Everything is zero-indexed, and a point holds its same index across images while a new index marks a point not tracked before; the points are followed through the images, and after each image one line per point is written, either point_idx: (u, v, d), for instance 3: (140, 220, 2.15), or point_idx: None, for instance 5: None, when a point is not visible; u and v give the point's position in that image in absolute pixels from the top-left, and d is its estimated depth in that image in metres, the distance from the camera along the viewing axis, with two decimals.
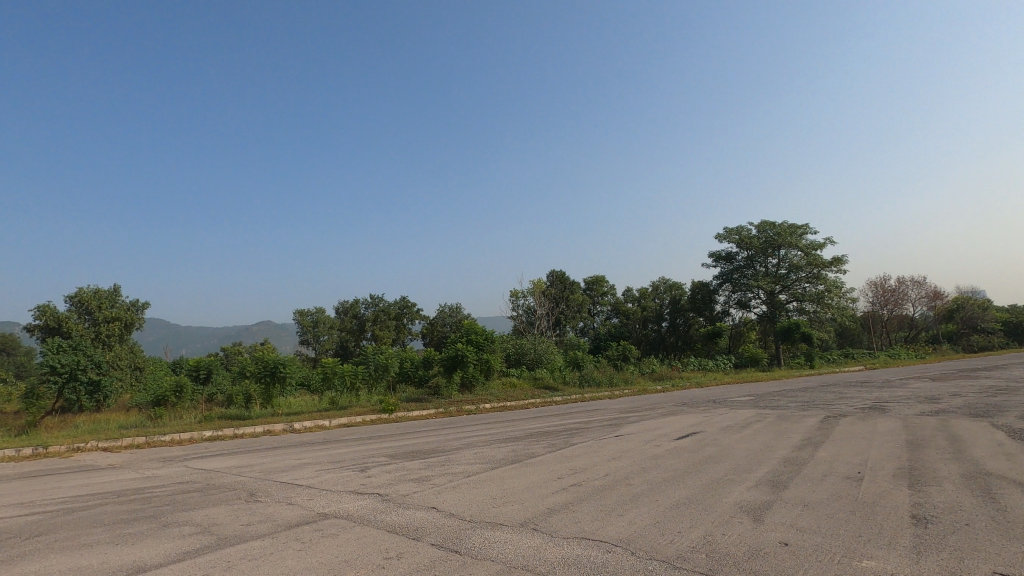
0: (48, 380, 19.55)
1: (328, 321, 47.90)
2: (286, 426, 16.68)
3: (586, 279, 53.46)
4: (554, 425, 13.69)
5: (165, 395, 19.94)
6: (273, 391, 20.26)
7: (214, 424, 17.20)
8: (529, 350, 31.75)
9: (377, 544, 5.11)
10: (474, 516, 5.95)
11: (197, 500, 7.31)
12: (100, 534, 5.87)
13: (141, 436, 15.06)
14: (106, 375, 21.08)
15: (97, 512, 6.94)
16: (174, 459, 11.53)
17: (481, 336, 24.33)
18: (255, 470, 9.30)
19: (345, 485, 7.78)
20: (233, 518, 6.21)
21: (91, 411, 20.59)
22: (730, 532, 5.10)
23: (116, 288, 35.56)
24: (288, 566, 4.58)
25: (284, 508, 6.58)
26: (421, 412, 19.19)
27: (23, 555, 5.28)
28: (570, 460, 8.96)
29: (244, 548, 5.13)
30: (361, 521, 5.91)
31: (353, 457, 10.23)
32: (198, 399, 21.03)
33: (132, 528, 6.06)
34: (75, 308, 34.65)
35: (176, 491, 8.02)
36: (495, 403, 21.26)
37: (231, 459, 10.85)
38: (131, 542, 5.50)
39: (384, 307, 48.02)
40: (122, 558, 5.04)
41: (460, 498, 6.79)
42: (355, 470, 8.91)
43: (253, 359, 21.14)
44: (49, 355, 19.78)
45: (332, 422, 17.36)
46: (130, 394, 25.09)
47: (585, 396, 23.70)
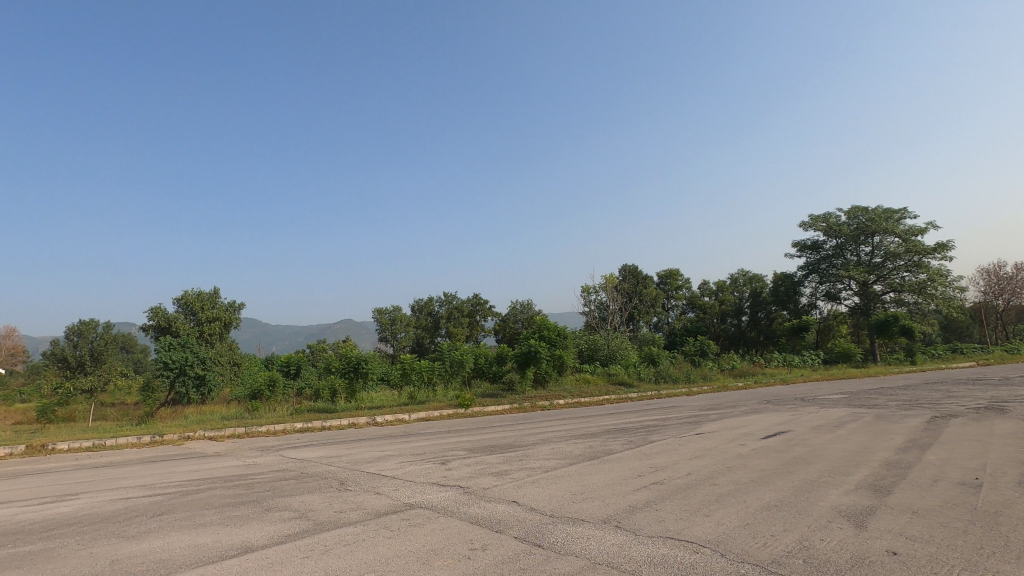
0: (162, 374, 21.59)
1: (404, 318, 49.58)
2: (369, 419, 17.44)
3: (659, 273, 52.11)
4: (631, 422, 13.44)
5: (261, 388, 21.41)
6: (356, 386, 21.25)
7: (304, 416, 18.31)
8: (602, 346, 31.45)
9: (462, 534, 5.24)
10: (555, 511, 5.96)
11: (293, 487, 7.82)
12: (211, 515, 6.42)
13: (241, 427, 16.28)
14: (210, 370, 22.93)
15: (209, 495, 7.60)
16: (269, 449, 12.38)
17: (554, 332, 24.36)
18: (344, 461, 9.80)
19: (428, 477, 8.04)
20: (327, 505, 6.59)
21: (198, 402, 22.51)
22: (829, 537, 4.80)
23: (216, 290, 38.58)
24: (380, 552, 4.79)
25: (373, 497, 6.90)
26: (496, 408, 19.45)
27: (150, 531, 5.88)
28: (650, 457, 8.77)
29: (338, 533, 5.42)
30: (446, 512, 6.08)
31: (433, 450, 10.54)
32: (289, 392, 22.44)
33: (239, 511, 6.57)
34: (182, 310, 38.03)
35: (275, 478, 8.63)
36: (570, 400, 21.14)
37: (321, 450, 11.52)
38: (239, 524, 5.97)
39: (458, 305, 49.08)
40: (232, 538, 5.48)
41: (539, 493, 6.84)
42: (437, 462, 9.18)
43: (338, 355, 22.29)
44: (162, 352, 21.78)
45: (411, 416, 18.02)
46: (230, 387, 27.18)
47: (661, 393, 23.12)
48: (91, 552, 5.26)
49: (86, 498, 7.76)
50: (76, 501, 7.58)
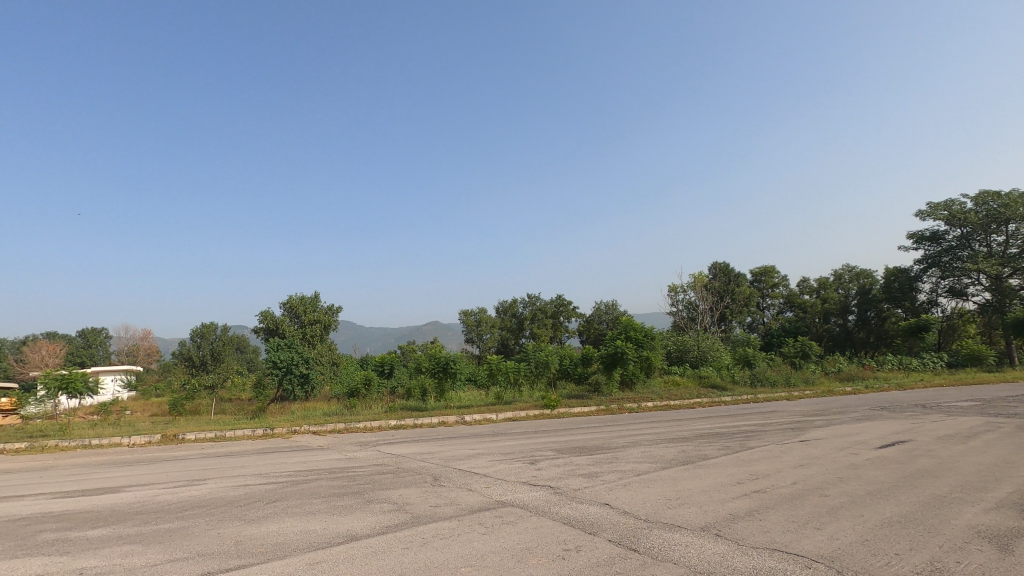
0: (272, 373, 23.50)
1: (489, 320, 50.54)
2: (458, 418, 17.93)
3: (753, 271, 49.45)
4: (726, 427, 12.80)
5: (357, 386, 22.67)
6: (445, 386, 21.86)
7: (397, 414, 19.19)
8: (692, 347, 30.26)
9: (555, 534, 5.23)
10: (649, 516, 5.79)
11: (391, 481, 8.18)
12: (319, 504, 6.87)
13: (341, 423, 17.32)
14: (312, 369, 24.64)
15: (315, 485, 8.14)
16: (367, 444, 13.06)
17: (641, 333, 23.70)
18: (437, 458, 10.13)
19: (519, 476, 8.11)
20: (423, 499, 6.85)
21: (302, 399, 24.26)
22: (965, 560, 4.30)
23: (317, 294, 41.33)
24: (475, 547, 4.90)
25: (466, 494, 7.08)
26: (583, 409, 19.25)
27: (267, 516, 6.39)
28: (749, 464, 8.30)
29: (435, 526, 5.60)
30: (537, 511, 6.09)
31: (522, 450, 10.62)
32: (383, 391, 23.57)
33: (343, 501, 6.98)
34: (287, 313, 41.15)
35: (374, 471, 9.09)
36: (659, 403, 20.48)
37: (415, 446, 12.00)
38: (344, 513, 6.35)
39: (542, 306, 49.18)
40: (339, 526, 5.82)
41: (632, 496, 6.68)
42: (526, 462, 9.24)
43: (428, 356, 23.07)
44: (272, 352, 23.71)
45: (498, 416, 18.30)
46: (330, 385, 29.00)
47: (758, 397, 21.81)
48: (220, 532, 5.80)
49: (213, 483, 8.59)
50: (205, 486, 8.40)
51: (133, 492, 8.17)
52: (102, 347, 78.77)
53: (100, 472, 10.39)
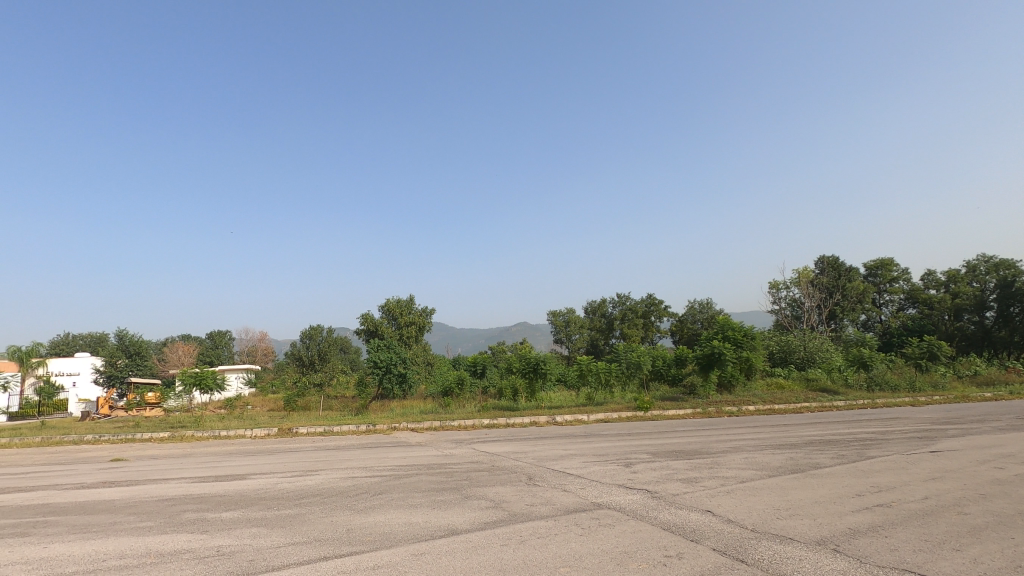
0: (373, 372, 24.88)
1: (578, 320, 50.54)
2: (549, 418, 18.02)
3: (867, 264, 45.26)
4: (841, 434, 11.77)
5: (451, 386, 23.45)
6: (536, 386, 21.99)
7: (490, 413, 19.68)
8: (798, 348, 28.21)
9: (655, 540, 5.09)
10: (757, 526, 5.47)
11: (487, 478, 8.36)
12: (420, 498, 7.16)
13: (436, 421, 17.99)
14: (410, 369, 25.77)
15: (416, 480, 8.50)
16: (462, 442, 13.45)
17: (740, 332, 22.33)
18: (530, 457, 10.23)
19: (614, 478, 7.96)
20: (519, 498, 6.93)
21: (400, 397, 25.41)
22: None
23: (412, 297, 43.20)
24: (573, 549, 4.87)
25: (561, 494, 7.07)
26: (677, 412, 18.59)
27: (373, 507, 6.76)
28: (870, 475, 7.58)
29: (532, 525, 5.65)
30: (635, 515, 5.95)
31: (616, 452, 10.43)
32: (476, 390, 24.14)
33: (443, 496, 7.23)
34: (386, 316, 43.35)
35: (471, 469, 9.34)
36: (762, 407, 19.25)
37: (509, 445, 12.18)
38: (444, 508, 6.58)
39: (632, 305, 48.03)
40: (440, 520, 6.03)
41: (738, 504, 6.33)
42: (621, 464, 9.06)
43: (518, 356, 23.22)
44: (373, 353, 25.12)
45: (590, 417, 18.09)
46: (426, 384, 30.06)
47: (876, 402, 19.89)
48: (333, 519, 6.22)
49: (324, 474, 9.24)
50: (317, 476, 9.07)
51: (257, 480, 8.98)
52: (228, 348, 87.74)
53: (229, 460, 11.57)
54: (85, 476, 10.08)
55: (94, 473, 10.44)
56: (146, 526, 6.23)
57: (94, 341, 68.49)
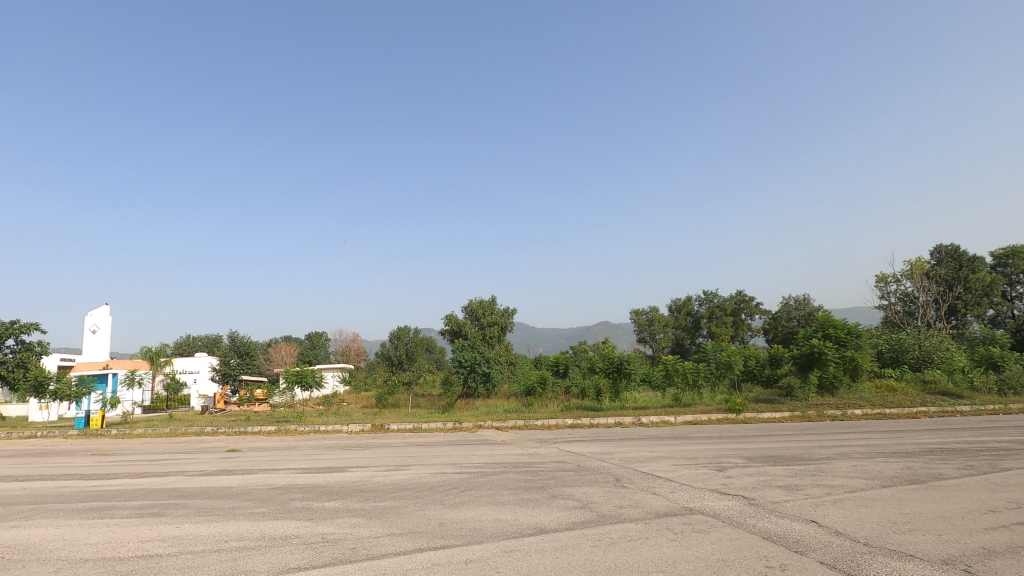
0: (458, 371, 25.51)
1: (662, 319, 49.15)
2: (634, 419, 17.60)
3: (995, 252, 40.32)
4: (967, 443, 10.56)
5: (534, 385, 23.53)
6: (619, 386, 21.53)
7: (574, 413, 19.55)
8: (911, 346, 25.66)
9: (755, 549, 4.83)
10: (870, 540, 5.04)
11: (573, 478, 8.31)
12: (508, 495, 7.26)
13: (520, 420, 18.16)
14: (493, 368, 26.15)
15: (503, 478, 8.62)
16: (546, 442, 13.46)
17: (843, 330, 20.63)
18: (617, 458, 10.06)
19: (706, 482, 7.65)
20: (607, 499, 6.82)
21: (484, 396, 25.85)
22: None
23: (494, 298, 43.86)
24: (666, 554, 4.73)
25: (650, 497, 6.88)
26: (773, 415, 17.53)
27: (463, 503, 6.93)
28: (1007, 490, 6.74)
29: (621, 527, 5.55)
30: (731, 522, 5.67)
31: (707, 456, 10.00)
32: (558, 390, 24.07)
33: (530, 494, 7.27)
34: (469, 316, 44.30)
35: (556, 468, 9.33)
36: (871, 411, 17.68)
37: (594, 446, 12.06)
38: (531, 506, 6.62)
39: (720, 303, 45.87)
40: (528, 518, 6.08)
41: (847, 515, 5.87)
42: (713, 469, 8.68)
43: (600, 355, 22.86)
44: (458, 353, 25.76)
45: (677, 419, 17.49)
46: (508, 383, 30.36)
47: (1011, 408, 17.62)
48: (426, 513, 6.45)
49: (415, 469, 9.60)
50: (410, 471, 9.45)
51: (354, 472, 9.51)
52: (324, 349, 93.60)
53: (329, 453, 12.34)
54: (207, 464, 11.17)
55: (214, 462, 11.52)
56: (260, 512, 6.78)
57: (210, 342, 75.54)
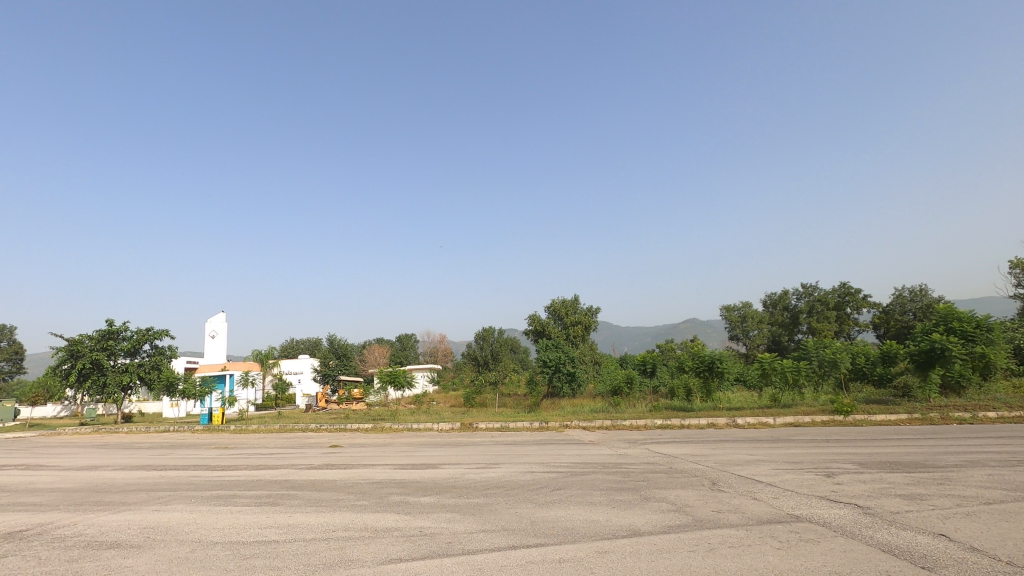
0: (543, 371, 25.56)
1: (756, 315, 46.51)
2: (728, 420, 16.75)
3: None
4: None
5: (620, 385, 23.09)
6: (711, 386, 20.62)
7: (663, 413, 18.98)
8: None
9: (873, 563, 4.44)
10: (1014, 559, 4.47)
11: (665, 481, 8.06)
12: (599, 496, 7.17)
13: (607, 420, 17.90)
14: (578, 368, 25.98)
15: (593, 478, 8.53)
16: (634, 442, 13.16)
17: (970, 324, 18.46)
18: (712, 461, 9.65)
19: (813, 489, 7.14)
20: (703, 503, 6.56)
21: (570, 396, 25.76)
22: None
23: (577, 297, 43.59)
24: (771, 563, 4.48)
25: (751, 502, 6.53)
26: (888, 418, 16.02)
27: (553, 503, 6.94)
28: None
29: (720, 532, 5.32)
30: (845, 532, 5.25)
31: (813, 460, 9.33)
32: (646, 390, 23.48)
33: (621, 495, 7.15)
34: (552, 316, 44.36)
35: (648, 470, 9.10)
36: (1009, 414, 15.66)
37: (686, 448, 11.66)
38: (622, 507, 6.51)
39: (821, 296, 42.69)
40: (620, 519, 5.98)
41: (984, 530, 5.24)
42: (821, 474, 8.08)
43: (689, 354, 21.97)
44: (542, 352, 25.82)
45: (776, 421, 16.45)
46: (593, 383, 30.05)
47: None
48: (518, 511, 6.53)
49: (505, 468, 9.74)
50: (500, 469, 9.61)
51: (447, 470, 9.80)
52: (414, 350, 97.41)
53: (423, 450, 12.83)
54: (314, 459, 12.02)
55: (320, 457, 12.35)
56: (363, 505, 7.17)
57: (311, 345, 81.12)
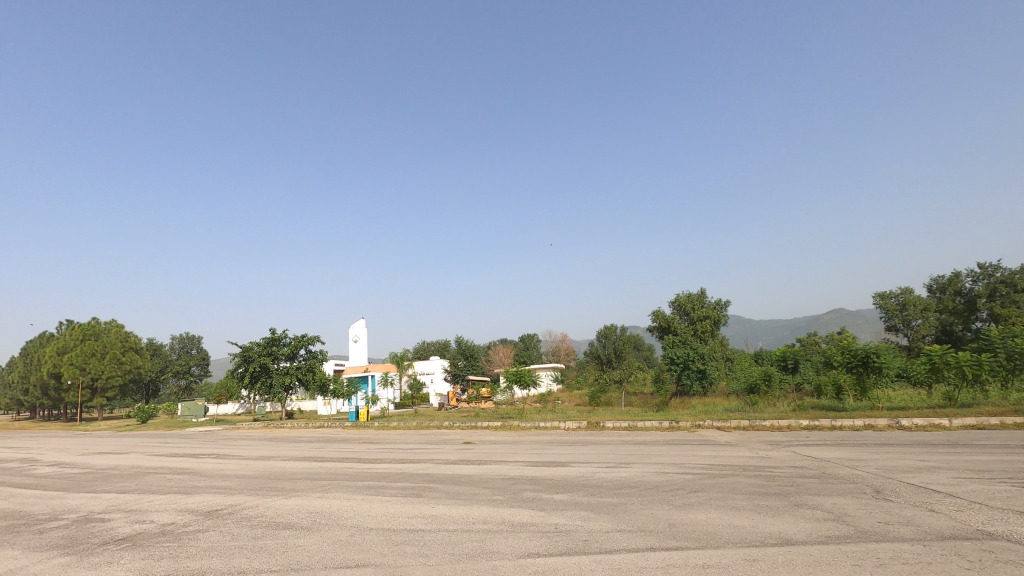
0: (670, 368, 24.56)
1: (919, 302, 40.97)
2: (891, 421, 14.84)
3: None
4: None
5: (757, 383, 21.50)
6: (867, 383, 18.44)
7: (810, 413, 17.33)
8: None
9: None
10: None
11: (818, 486, 7.36)
12: (742, 500, 6.75)
13: (744, 420, 16.76)
14: (708, 364, 24.62)
15: (733, 481, 8.04)
16: (778, 444, 12.17)
17: None
18: (873, 466, 8.63)
19: (1009, 503, 6.07)
20: (867, 513, 5.89)
21: (701, 394, 24.52)
22: None
23: (704, 290, 41.41)
24: None
25: (928, 514, 5.73)
26: None
27: (690, 505, 6.66)
28: None
29: (889, 546, 4.75)
30: None
31: (1005, 469, 7.96)
32: (787, 387, 21.66)
33: (767, 500, 6.66)
34: (678, 311, 42.52)
35: (795, 474, 8.39)
36: None
37: (841, 451, 10.55)
38: (770, 514, 6.04)
39: (1006, 277, 36.24)
40: (769, 526, 5.57)
41: None
42: (1017, 486, 6.86)
43: (838, 348, 19.80)
44: (669, 350, 24.81)
45: (953, 422, 14.25)
46: (726, 381, 28.39)
47: None
48: (653, 512, 6.34)
49: (637, 467, 9.55)
50: (631, 469, 9.42)
51: (578, 468, 9.82)
52: (537, 350, 98.68)
53: (553, 448, 12.99)
54: (450, 454, 12.68)
55: (456, 452, 13.01)
56: (499, 499, 7.42)
57: (441, 346, 85.62)
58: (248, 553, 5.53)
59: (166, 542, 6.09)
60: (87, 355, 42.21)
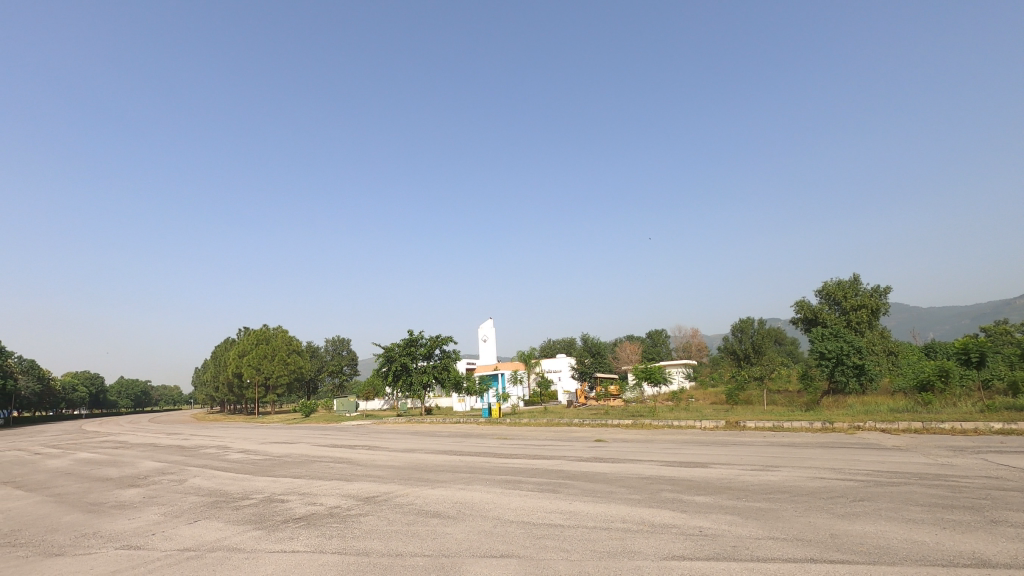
0: (820, 364, 22.32)
1: None
2: None
3: None
4: None
5: (930, 379, 18.75)
6: None
7: (1004, 414, 14.73)
8: None
9: None
10: None
11: (1021, 502, 6.23)
12: (919, 512, 5.94)
13: (916, 421, 14.69)
14: (867, 359, 21.96)
15: (907, 490, 7.09)
16: (963, 450, 10.48)
17: None
18: None
19: None
20: None
21: (859, 392, 21.97)
22: None
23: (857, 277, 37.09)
24: None
25: None
26: None
27: (856, 515, 6.00)
28: None
29: None
30: None
31: None
32: (970, 384, 18.62)
33: (954, 515, 5.77)
34: (826, 300, 38.49)
35: (988, 485, 7.19)
36: None
37: None
38: (959, 529, 5.25)
39: None
40: (958, 544, 4.84)
41: None
42: None
43: None
44: (817, 344, 22.55)
45: None
46: (890, 378, 25.16)
47: None
48: (812, 521, 5.80)
49: (787, 471, 8.81)
50: (781, 472, 8.70)
51: (718, 470, 9.29)
52: (666, 346, 95.02)
53: (690, 448, 12.41)
54: (581, 452, 12.67)
55: (587, 450, 12.96)
56: (637, 499, 7.27)
57: (565, 343, 85.89)
58: (403, 537, 6.00)
59: (334, 523, 6.82)
60: (261, 357, 48.67)
